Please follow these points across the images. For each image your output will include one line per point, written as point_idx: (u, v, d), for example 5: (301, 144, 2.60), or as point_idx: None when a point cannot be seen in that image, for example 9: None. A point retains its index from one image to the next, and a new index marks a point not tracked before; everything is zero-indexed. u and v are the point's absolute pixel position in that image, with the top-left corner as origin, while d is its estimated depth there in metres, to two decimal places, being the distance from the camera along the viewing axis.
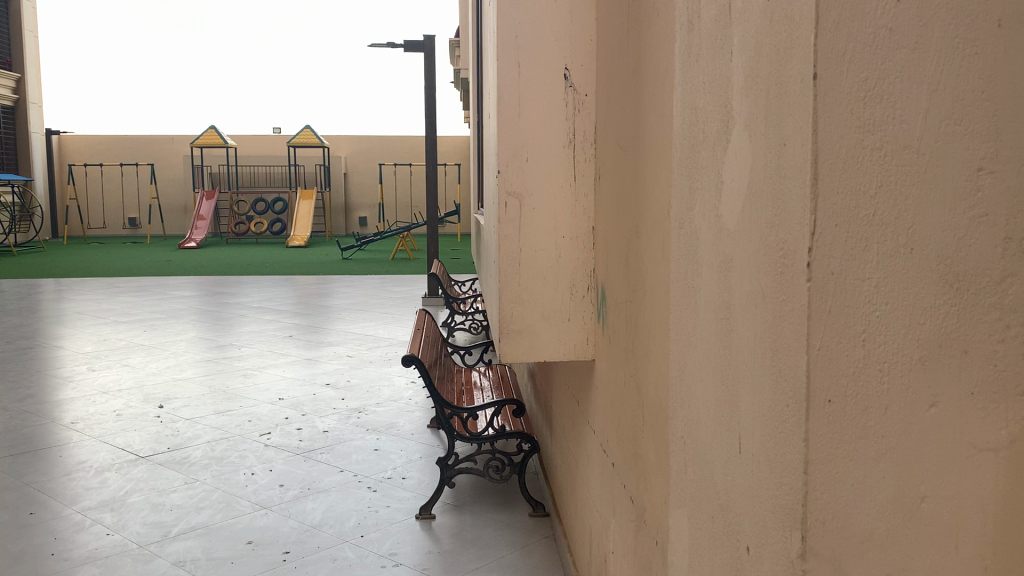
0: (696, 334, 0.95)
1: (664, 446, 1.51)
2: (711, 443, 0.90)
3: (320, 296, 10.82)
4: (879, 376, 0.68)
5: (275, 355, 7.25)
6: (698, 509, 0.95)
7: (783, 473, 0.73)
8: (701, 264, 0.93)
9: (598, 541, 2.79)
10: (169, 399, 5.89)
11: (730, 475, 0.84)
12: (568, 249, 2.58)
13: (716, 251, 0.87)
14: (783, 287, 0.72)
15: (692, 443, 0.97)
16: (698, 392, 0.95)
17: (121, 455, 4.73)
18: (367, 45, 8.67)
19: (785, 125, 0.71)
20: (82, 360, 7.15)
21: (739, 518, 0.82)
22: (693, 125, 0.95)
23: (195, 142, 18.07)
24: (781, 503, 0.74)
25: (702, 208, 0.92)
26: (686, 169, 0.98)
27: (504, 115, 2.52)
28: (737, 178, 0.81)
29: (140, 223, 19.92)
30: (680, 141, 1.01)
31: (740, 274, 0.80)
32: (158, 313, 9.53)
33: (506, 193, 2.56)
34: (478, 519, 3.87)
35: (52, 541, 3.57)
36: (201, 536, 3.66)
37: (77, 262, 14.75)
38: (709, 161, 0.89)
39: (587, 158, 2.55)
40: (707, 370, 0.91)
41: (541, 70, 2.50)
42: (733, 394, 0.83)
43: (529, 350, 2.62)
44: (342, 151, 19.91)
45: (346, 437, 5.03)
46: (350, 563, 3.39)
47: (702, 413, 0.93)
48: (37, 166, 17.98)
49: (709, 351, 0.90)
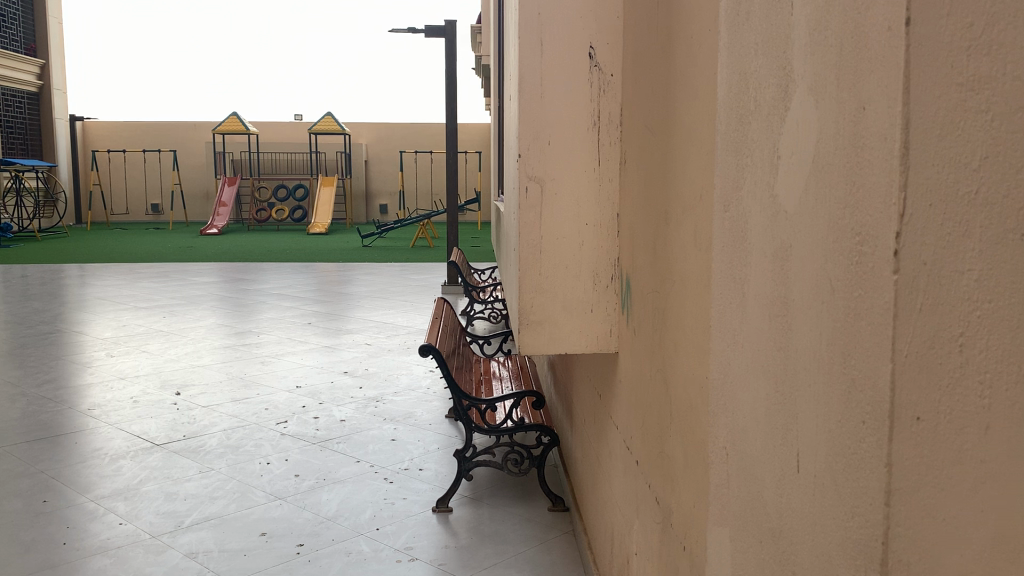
0: (744, 332, 0.83)
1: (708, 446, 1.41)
2: (761, 453, 0.79)
3: (339, 283, 10.76)
4: (979, 390, 0.52)
5: (293, 342, 7.19)
6: (743, 529, 0.84)
7: (857, 504, 0.60)
8: (750, 251, 0.81)
9: (620, 540, 2.68)
10: (187, 387, 5.83)
11: (785, 495, 0.73)
12: (592, 236, 2.46)
13: (771, 238, 0.76)
14: (859, 278, 0.59)
15: (737, 455, 0.86)
16: (744, 396, 0.83)
17: (136, 442, 4.67)
18: (389, 31, 8.59)
19: (863, 84, 0.58)
20: (100, 346, 7.12)
21: (796, 543, 0.71)
22: (741, 94, 0.83)
23: (217, 129, 18.07)
24: (850, 537, 0.61)
25: (751, 187, 0.81)
26: (732, 145, 0.87)
27: (525, 97, 2.40)
28: (800, 151, 0.69)
29: (162, 209, 19.99)
30: (724, 113, 0.90)
31: (799, 264, 0.69)
32: (179, 299, 9.50)
33: (527, 177, 2.45)
34: (496, 512, 3.78)
35: (63, 530, 3.51)
36: (214, 527, 3.58)
37: (99, 248, 14.78)
38: (762, 134, 0.78)
39: (612, 141, 2.42)
40: (759, 372, 0.79)
41: (566, 49, 2.37)
42: (791, 403, 0.72)
43: (549, 341, 2.50)
44: (363, 138, 19.83)
45: (363, 427, 4.95)
46: (365, 557, 3.30)
47: (750, 421, 0.82)
48: (61, 153, 18.06)
49: (761, 351, 0.78)
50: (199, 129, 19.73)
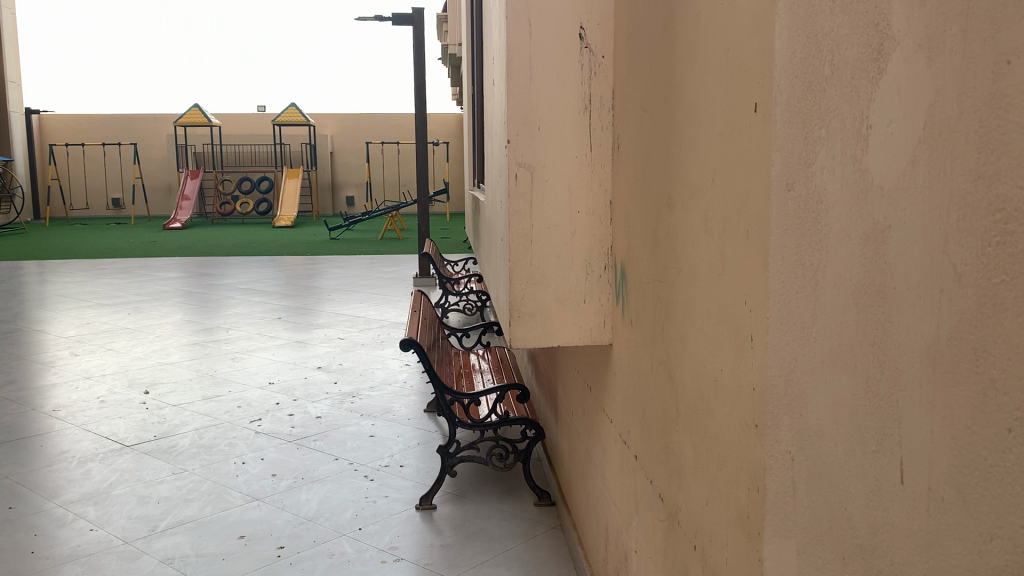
0: (820, 324, 0.74)
1: (750, 445, 1.31)
2: (845, 462, 0.70)
3: (309, 277, 10.57)
4: None
5: (263, 338, 7.03)
6: (818, 540, 0.76)
7: (1001, 525, 0.51)
8: (827, 236, 0.72)
9: (616, 538, 2.60)
10: (155, 385, 5.67)
11: (881, 509, 0.65)
12: (584, 225, 2.36)
13: (856, 219, 0.67)
14: (1000, 262, 0.51)
15: (809, 460, 0.77)
16: (820, 396, 0.75)
17: (105, 444, 4.51)
18: (355, 19, 8.44)
19: (1007, 32, 0.50)
20: (64, 345, 6.90)
21: (900, 560, 0.62)
22: (812, 58, 0.75)
23: (179, 122, 17.71)
24: (990, 561, 0.52)
25: (827, 159, 0.72)
26: (798, 116, 0.78)
27: (514, 81, 2.30)
28: (905, 121, 0.61)
29: (124, 204, 19.55)
30: (785, 85, 0.81)
31: (903, 246, 0.61)
32: (143, 295, 9.28)
33: (516, 163, 2.34)
34: (480, 508, 3.69)
35: (32, 538, 3.36)
36: (190, 530, 3.45)
37: (59, 245, 14.41)
38: (843, 104, 0.69)
39: (604, 126, 2.32)
40: (843, 368, 0.70)
41: (554, 28, 2.27)
42: (891, 406, 0.63)
43: (541, 334, 2.41)
44: (328, 129, 19.56)
45: (340, 424, 4.83)
46: (349, 558, 3.20)
47: (829, 424, 0.73)
48: (17, 146, 17.57)
49: (845, 344, 0.70)
50: (160, 121, 19.34)
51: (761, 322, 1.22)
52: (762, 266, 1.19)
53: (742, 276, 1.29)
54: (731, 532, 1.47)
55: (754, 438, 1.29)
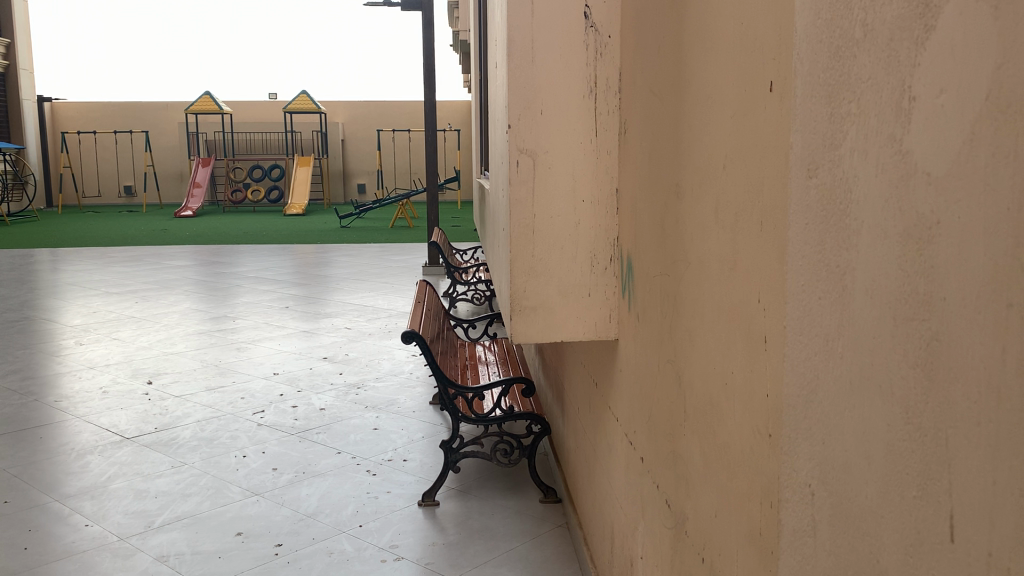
0: (849, 334, 0.62)
1: (767, 460, 1.18)
2: (877, 505, 0.57)
3: (318, 266, 10.47)
4: None
5: (270, 327, 6.95)
6: None
7: None
8: (858, 231, 0.60)
9: (622, 542, 2.48)
10: (159, 375, 5.59)
11: (924, 568, 0.53)
12: (588, 215, 2.23)
13: (893, 212, 0.55)
14: None
15: (834, 497, 0.64)
16: (846, 421, 0.63)
17: (105, 436, 4.43)
18: (365, 4, 8.32)
19: None
20: (70, 334, 6.83)
21: None
22: (842, 22, 0.62)
23: (190, 109, 17.62)
24: None
25: (858, 139, 0.60)
26: (822, 89, 0.65)
27: (516, 61, 2.17)
28: (961, 91, 0.49)
29: (136, 191, 19.52)
30: (808, 55, 0.68)
31: (958, 246, 0.49)
32: (152, 283, 9.21)
33: (518, 150, 2.21)
34: (485, 505, 3.58)
35: (25, 534, 3.28)
36: (186, 527, 3.36)
37: (70, 233, 14.36)
38: (879, 69, 0.57)
39: (610, 109, 2.19)
40: (874, 392, 0.58)
41: (558, 7, 2.15)
42: (938, 437, 0.51)
43: (544, 328, 2.29)
44: (339, 117, 19.43)
45: (344, 416, 4.73)
46: (348, 557, 3.10)
47: (858, 457, 0.61)
48: (29, 134, 17.52)
49: (882, 367, 0.57)
50: (172, 109, 19.26)
51: (777, 324, 1.10)
52: (781, 265, 1.07)
53: (758, 271, 1.17)
54: (742, 550, 1.33)
55: (768, 450, 1.17)
